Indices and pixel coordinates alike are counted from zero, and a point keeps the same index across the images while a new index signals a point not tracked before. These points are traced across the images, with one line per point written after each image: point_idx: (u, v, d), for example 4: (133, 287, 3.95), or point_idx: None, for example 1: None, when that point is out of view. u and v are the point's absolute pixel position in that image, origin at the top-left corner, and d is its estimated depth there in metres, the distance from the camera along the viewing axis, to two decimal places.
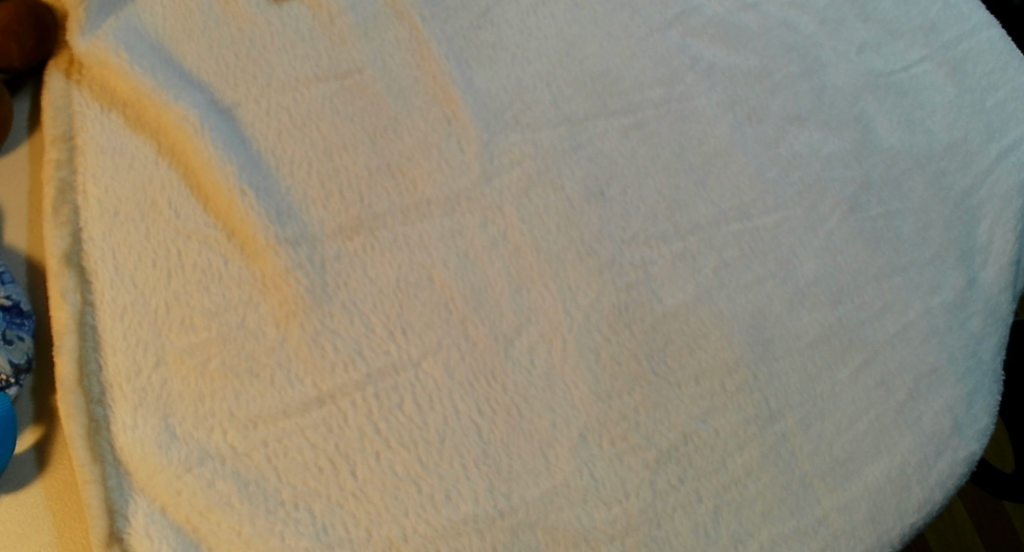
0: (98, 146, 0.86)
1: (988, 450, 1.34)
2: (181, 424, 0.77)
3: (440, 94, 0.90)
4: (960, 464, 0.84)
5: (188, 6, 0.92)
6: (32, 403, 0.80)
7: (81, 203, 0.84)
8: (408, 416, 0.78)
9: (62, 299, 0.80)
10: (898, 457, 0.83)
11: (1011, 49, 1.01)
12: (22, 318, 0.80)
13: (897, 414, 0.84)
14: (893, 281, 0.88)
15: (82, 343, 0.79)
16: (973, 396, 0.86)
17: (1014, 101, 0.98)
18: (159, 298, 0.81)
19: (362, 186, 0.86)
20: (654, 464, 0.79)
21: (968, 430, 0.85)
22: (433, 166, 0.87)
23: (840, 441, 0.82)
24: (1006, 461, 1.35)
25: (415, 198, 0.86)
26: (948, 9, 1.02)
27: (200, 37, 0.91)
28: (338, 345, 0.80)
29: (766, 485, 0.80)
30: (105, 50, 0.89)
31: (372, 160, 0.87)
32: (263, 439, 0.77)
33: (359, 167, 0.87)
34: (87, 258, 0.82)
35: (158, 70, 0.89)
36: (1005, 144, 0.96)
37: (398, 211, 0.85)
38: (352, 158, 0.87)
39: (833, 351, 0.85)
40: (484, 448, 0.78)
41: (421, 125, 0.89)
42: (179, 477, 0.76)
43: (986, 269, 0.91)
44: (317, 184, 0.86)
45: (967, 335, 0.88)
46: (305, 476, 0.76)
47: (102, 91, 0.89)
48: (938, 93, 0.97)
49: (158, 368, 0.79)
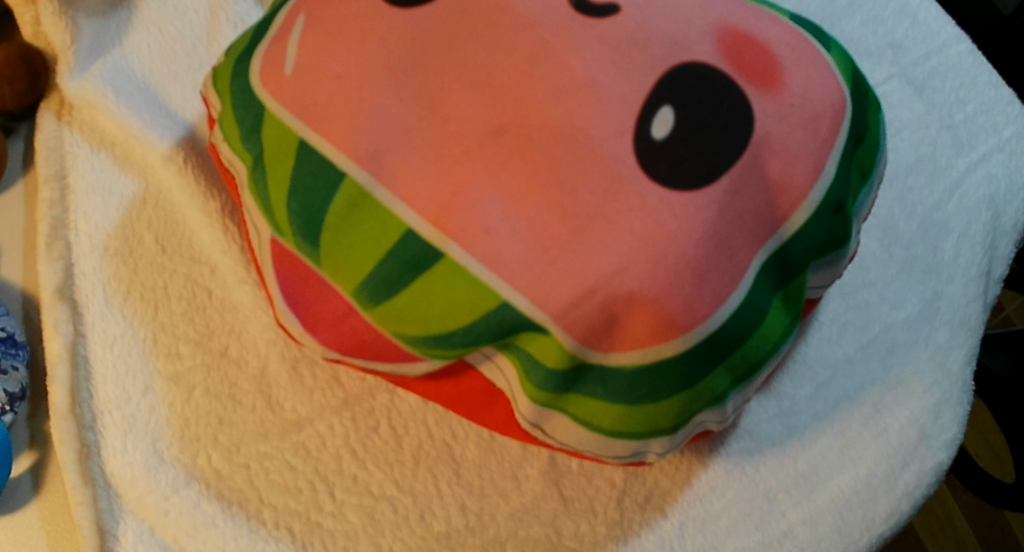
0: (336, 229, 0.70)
1: (988, 464, 1.38)
2: (169, 448, 0.84)
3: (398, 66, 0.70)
4: (927, 475, 0.88)
5: (174, 49, 0.98)
6: (27, 428, 0.88)
7: (73, 239, 0.91)
8: (385, 439, 0.83)
9: (55, 330, 0.86)
10: (863, 469, 0.87)
11: (979, 63, 1.03)
12: (16, 348, 0.88)
13: (861, 427, 0.88)
14: (857, 296, 0.92)
15: (73, 373, 0.85)
16: (940, 407, 0.89)
17: (982, 115, 1.01)
18: (148, 329, 0.87)
19: (371, 102, 0.70)
20: (620, 482, 0.84)
21: (935, 441, 0.89)
22: (464, 101, 0.69)
23: (804, 456, 0.87)
24: (1008, 472, 1.39)
25: (428, 116, 0.69)
26: (916, 26, 1.03)
27: (184, 78, 0.97)
28: (316, 372, 0.85)
29: (730, 500, 0.85)
30: (93, 92, 0.95)
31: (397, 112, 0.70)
32: (246, 461, 0.83)
33: (374, 110, 0.70)
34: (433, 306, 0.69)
35: (144, 110, 0.94)
36: (972, 158, 0.99)
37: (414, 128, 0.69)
38: (360, 86, 0.71)
39: (798, 369, 0.89)
40: (457, 471, 0.83)
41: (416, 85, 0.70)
42: (167, 499, 0.82)
43: (952, 283, 0.94)
44: (331, 115, 0.71)
45: (933, 347, 0.91)
46: (287, 498, 0.82)
47: (92, 132, 0.95)
48: (906, 111, 1.00)
49: (146, 395, 0.85)
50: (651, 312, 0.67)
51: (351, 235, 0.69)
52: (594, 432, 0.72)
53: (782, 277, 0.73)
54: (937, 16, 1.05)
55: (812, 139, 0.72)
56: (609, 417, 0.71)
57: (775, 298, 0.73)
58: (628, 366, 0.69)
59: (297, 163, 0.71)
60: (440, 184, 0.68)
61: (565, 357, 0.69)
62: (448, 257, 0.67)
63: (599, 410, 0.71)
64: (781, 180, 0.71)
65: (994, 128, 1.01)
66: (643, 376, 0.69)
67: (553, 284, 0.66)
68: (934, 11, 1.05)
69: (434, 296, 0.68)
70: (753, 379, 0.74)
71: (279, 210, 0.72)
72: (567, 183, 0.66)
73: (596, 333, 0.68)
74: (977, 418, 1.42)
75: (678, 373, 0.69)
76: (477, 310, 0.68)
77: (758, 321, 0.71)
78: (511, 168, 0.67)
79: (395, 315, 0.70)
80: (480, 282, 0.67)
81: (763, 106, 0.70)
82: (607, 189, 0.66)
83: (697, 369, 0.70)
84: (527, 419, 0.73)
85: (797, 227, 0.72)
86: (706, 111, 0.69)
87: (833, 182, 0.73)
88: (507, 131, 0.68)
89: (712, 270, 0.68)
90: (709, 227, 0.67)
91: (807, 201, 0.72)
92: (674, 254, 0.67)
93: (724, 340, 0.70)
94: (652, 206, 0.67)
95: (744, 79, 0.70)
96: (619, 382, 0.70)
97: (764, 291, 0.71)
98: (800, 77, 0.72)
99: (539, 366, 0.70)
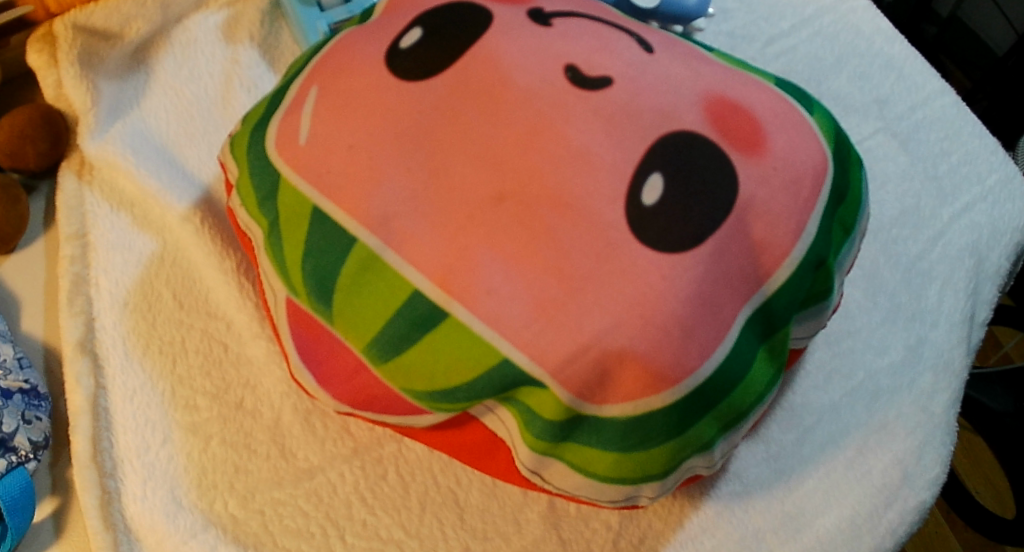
0: (345, 290, 0.75)
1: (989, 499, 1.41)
2: (186, 495, 0.88)
3: (406, 136, 0.75)
4: (910, 513, 0.92)
5: (189, 112, 1.03)
6: (49, 476, 0.92)
7: (93, 294, 0.96)
8: (393, 487, 0.88)
9: (78, 383, 0.91)
10: (847, 509, 0.91)
11: (963, 114, 1.08)
12: (39, 399, 0.92)
13: (845, 470, 0.93)
14: (841, 345, 0.96)
15: (95, 423, 0.90)
16: (923, 448, 0.94)
17: (966, 165, 1.05)
18: (166, 382, 0.92)
19: (379, 172, 0.75)
20: (616, 525, 0.88)
21: (918, 480, 0.93)
22: (467, 171, 0.74)
23: (791, 497, 0.91)
24: (1008, 507, 1.41)
25: (434, 185, 0.74)
26: (901, 81, 1.08)
27: (200, 140, 1.02)
28: (327, 423, 0.89)
29: (721, 541, 0.89)
30: (113, 154, 1.00)
31: (405, 179, 0.75)
32: (260, 507, 0.87)
33: (383, 178, 0.75)
34: (433, 363, 0.73)
35: (162, 172, 1.00)
36: (956, 208, 1.03)
37: (420, 197, 0.74)
38: (370, 155, 0.76)
39: (784, 415, 0.94)
40: (461, 516, 0.87)
41: (423, 156, 0.75)
42: (185, 543, 0.87)
43: (935, 329, 0.98)
44: (343, 183, 0.76)
45: (916, 391, 0.96)
46: (299, 542, 0.86)
47: (112, 191, 1.01)
48: (891, 164, 1.04)
49: (165, 445, 0.90)
50: (642, 367, 0.72)
51: (362, 296, 0.74)
52: (590, 478, 0.76)
53: (767, 329, 0.77)
54: (923, 69, 1.09)
55: (794, 200, 0.77)
56: (604, 464, 0.75)
57: (760, 350, 0.77)
58: (621, 417, 0.74)
59: (311, 229, 0.76)
60: (445, 249, 0.73)
61: (561, 410, 0.73)
62: (452, 317, 0.72)
63: (594, 457, 0.75)
64: (764, 240, 0.75)
65: (978, 177, 1.05)
66: (635, 427, 0.74)
67: (551, 342, 0.71)
68: (919, 66, 1.10)
69: (440, 355, 0.73)
70: (739, 426, 0.78)
71: (293, 271, 0.77)
72: (565, 247, 0.71)
73: (591, 386, 0.72)
74: (974, 455, 1.45)
75: (668, 422, 0.74)
76: (480, 366, 0.72)
77: (743, 371, 0.75)
78: (512, 234, 0.72)
79: (403, 371, 0.74)
80: (483, 340, 0.72)
81: (746, 172, 0.75)
82: (600, 253, 0.71)
83: (686, 418, 0.74)
84: (527, 467, 0.77)
85: (780, 283, 0.76)
86: (693, 177, 0.74)
87: (814, 240, 0.77)
88: (508, 199, 0.73)
89: (699, 326, 0.72)
90: (696, 286, 0.72)
91: (789, 259, 0.76)
92: (663, 313, 0.71)
93: (712, 390, 0.74)
94: (642, 268, 0.71)
95: (730, 145, 0.75)
96: (613, 431, 0.74)
97: (749, 344, 0.76)
98: (783, 142, 0.77)
99: (537, 417, 0.74)
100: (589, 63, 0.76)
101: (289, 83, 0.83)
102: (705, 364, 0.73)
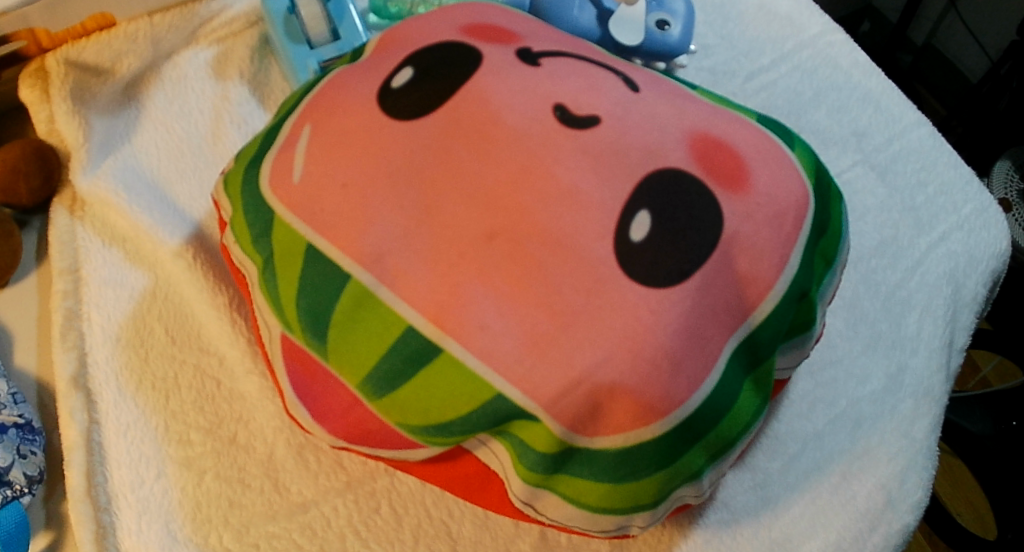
0: (339, 325, 0.76)
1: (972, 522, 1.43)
2: (181, 528, 0.89)
3: (398, 175, 0.77)
4: (894, 536, 0.94)
5: (181, 149, 1.04)
6: (43, 510, 0.93)
7: (86, 329, 0.97)
8: (386, 520, 0.89)
9: (71, 418, 0.92)
10: (833, 534, 0.93)
11: (938, 145, 1.11)
12: (33, 434, 0.93)
13: (830, 495, 0.94)
14: (824, 373, 0.98)
15: (89, 458, 0.91)
16: (905, 473, 0.96)
17: (942, 196, 1.08)
18: (159, 417, 0.93)
19: (372, 210, 0.77)
20: None
21: (901, 504, 0.95)
22: (459, 209, 0.75)
23: (778, 524, 0.93)
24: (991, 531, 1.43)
25: (426, 223, 0.76)
26: (879, 114, 1.11)
27: (190, 176, 1.03)
28: (321, 457, 0.90)
29: None
30: (105, 190, 1.01)
31: (397, 217, 0.76)
32: (255, 541, 0.88)
33: (376, 216, 0.76)
34: (428, 399, 0.75)
35: (153, 208, 1.01)
36: (934, 238, 1.06)
37: (411, 234, 0.76)
38: (363, 193, 0.77)
39: (770, 444, 0.95)
40: (454, 548, 0.89)
41: (415, 194, 0.76)
42: None
43: (915, 356, 1.00)
44: (337, 221, 0.77)
45: (898, 418, 0.98)
46: None
47: (103, 227, 1.01)
48: (870, 196, 1.07)
49: (159, 479, 0.91)
50: (632, 400, 0.73)
51: (356, 333, 0.76)
52: (582, 509, 0.78)
53: (752, 361, 0.79)
54: (899, 102, 1.12)
55: (778, 234, 0.79)
56: (595, 495, 0.77)
57: (746, 381, 0.79)
58: (611, 448, 0.75)
59: (306, 267, 0.78)
60: (438, 286, 0.74)
61: (553, 443, 0.74)
62: (446, 352, 0.74)
63: (586, 489, 0.77)
64: (749, 274, 0.77)
65: (954, 207, 1.07)
66: (625, 458, 0.75)
67: (542, 377, 0.73)
68: (896, 99, 1.12)
69: (434, 390, 0.74)
70: (727, 456, 0.80)
71: (287, 308, 0.78)
72: (556, 283, 0.73)
73: (583, 419, 0.74)
74: (956, 480, 1.47)
75: (658, 453, 0.75)
76: (474, 401, 0.74)
77: (730, 403, 0.77)
78: (504, 271, 0.74)
79: (398, 406, 0.76)
80: (476, 375, 0.73)
81: (730, 207, 0.77)
82: (590, 289, 0.73)
83: (676, 448, 0.76)
84: (519, 498, 0.79)
85: (765, 315, 0.78)
86: (679, 214, 0.76)
87: (797, 273, 0.79)
88: (499, 237, 0.74)
89: (687, 360, 0.74)
90: (683, 321, 0.74)
91: (773, 292, 0.78)
92: (653, 346, 0.73)
93: (700, 421, 0.76)
94: (631, 303, 0.73)
95: (714, 182, 0.77)
96: (604, 463, 0.76)
97: (735, 375, 0.77)
98: (765, 177, 0.80)
99: (530, 450, 0.76)
100: (577, 103, 0.78)
101: (281, 122, 0.84)
102: (692, 397, 0.75)
